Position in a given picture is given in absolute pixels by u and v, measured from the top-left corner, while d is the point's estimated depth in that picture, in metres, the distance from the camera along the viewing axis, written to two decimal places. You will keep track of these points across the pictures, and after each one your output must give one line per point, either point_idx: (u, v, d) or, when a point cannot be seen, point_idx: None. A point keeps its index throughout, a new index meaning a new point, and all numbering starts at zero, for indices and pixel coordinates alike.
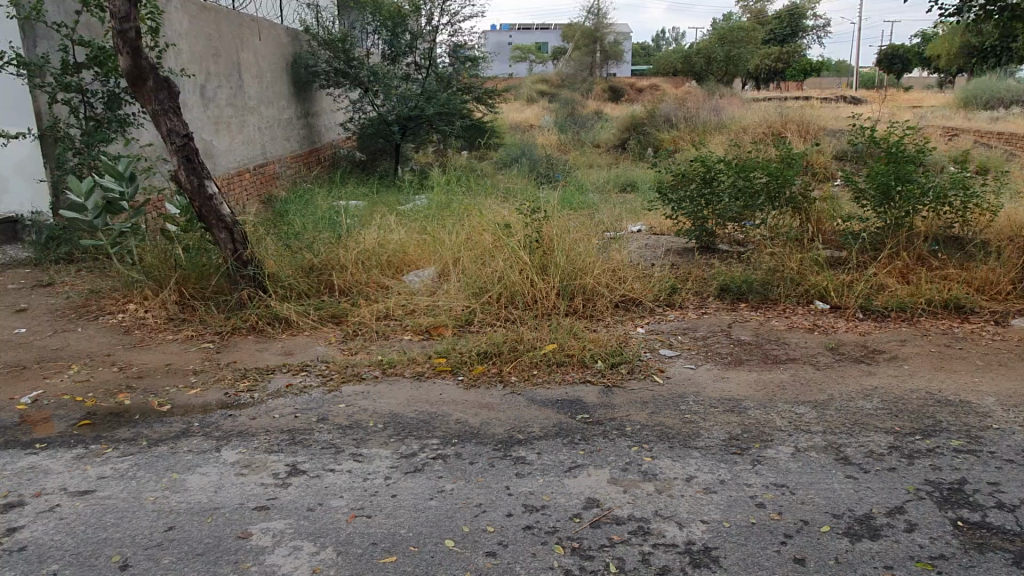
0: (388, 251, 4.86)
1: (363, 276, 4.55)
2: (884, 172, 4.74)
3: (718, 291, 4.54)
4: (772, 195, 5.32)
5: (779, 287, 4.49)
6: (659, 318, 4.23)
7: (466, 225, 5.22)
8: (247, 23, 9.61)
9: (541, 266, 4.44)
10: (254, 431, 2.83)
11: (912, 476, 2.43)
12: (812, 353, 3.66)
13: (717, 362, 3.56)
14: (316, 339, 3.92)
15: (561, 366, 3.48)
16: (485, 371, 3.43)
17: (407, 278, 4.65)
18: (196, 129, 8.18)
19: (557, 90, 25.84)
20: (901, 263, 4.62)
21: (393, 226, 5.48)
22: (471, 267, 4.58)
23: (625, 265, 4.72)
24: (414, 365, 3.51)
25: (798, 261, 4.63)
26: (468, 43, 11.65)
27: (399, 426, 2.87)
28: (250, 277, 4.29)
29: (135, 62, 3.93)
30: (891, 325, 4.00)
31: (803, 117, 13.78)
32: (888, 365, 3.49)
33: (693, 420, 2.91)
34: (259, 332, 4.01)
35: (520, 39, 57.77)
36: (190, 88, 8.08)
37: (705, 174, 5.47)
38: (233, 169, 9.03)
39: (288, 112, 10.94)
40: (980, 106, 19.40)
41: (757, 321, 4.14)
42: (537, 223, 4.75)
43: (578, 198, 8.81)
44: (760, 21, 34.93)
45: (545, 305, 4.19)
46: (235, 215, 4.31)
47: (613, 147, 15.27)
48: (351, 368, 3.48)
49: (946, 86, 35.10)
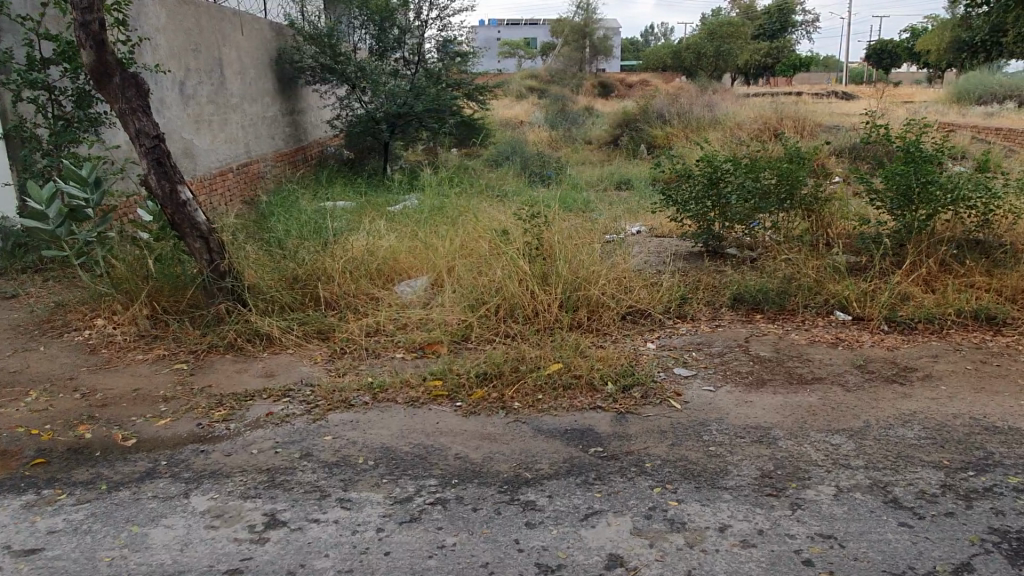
0: (378, 259, 4.56)
1: (351, 287, 4.24)
2: (902, 172, 4.47)
3: (731, 301, 4.26)
4: (783, 196, 5.05)
5: (795, 296, 4.21)
6: (669, 331, 3.95)
7: (461, 231, 4.92)
8: (228, 16, 9.25)
9: (542, 276, 4.14)
10: (228, 471, 2.51)
11: (974, 524, 2.16)
12: (839, 371, 3.38)
13: (738, 383, 3.27)
14: (300, 358, 3.61)
15: (568, 389, 3.19)
16: (485, 396, 3.13)
17: (399, 289, 4.35)
18: (175, 127, 7.84)
19: (545, 86, 25.60)
20: (924, 270, 4.35)
21: (382, 232, 5.17)
22: (466, 277, 4.28)
23: (630, 273, 4.44)
24: (408, 388, 3.20)
25: (815, 270, 4.35)
26: (458, 38, 11.36)
27: (393, 463, 2.57)
28: (228, 289, 3.95)
29: (99, 56, 3.62)
30: (919, 339, 3.73)
31: (799, 114, 13.53)
32: (924, 386, 3.21)
33: (720, 454, 2.62)
34: (238, 350, 3.69)
35: (508, 34, 57.38)
36: (169, 85, 7.73)
37: (712, 175, 5.20)
38: (215, 169, 8.68)
39: (272, 109, 10.59)
40: (973, 101, 19.26)
41: (776, 335, 3.86)
42: (537, 228, 4.46)
43: (574, 198, 8.51)
44: (750, 16, 34.78)
45: (548, 318, 3.90)
46: (211, 223, 3.97)
47: (605, 145, 14.99)
48: (339, 392, 3.17)
49: (935, 82, 35.09)
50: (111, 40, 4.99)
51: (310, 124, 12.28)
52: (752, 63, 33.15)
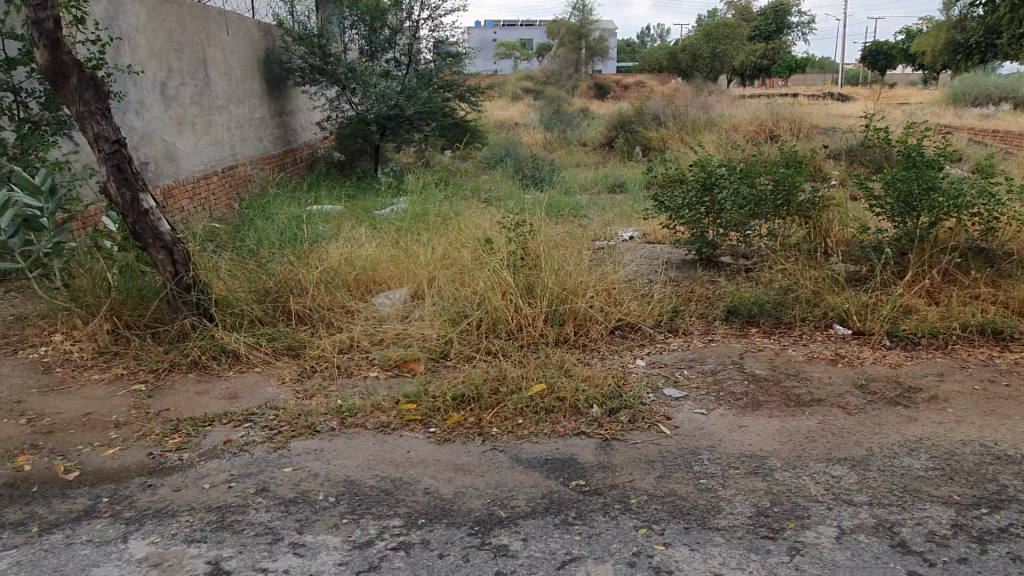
0: (356, 269, 4.35)
1: (325, 299, 4.02)
2: (903, 178, 4.28)
3: (725, 313, 4.06)
4: (780, 203, 4.84)
5: (792, 309, 4.01)
6: (660, 347, 3.74)
7: (444, 239, 4.71)
8: (213, 16, 9.02)
9: (526, 288, 3.94)
10: (175, 510, 2.30)
11: (991, 572, 1.95)
12: (840, 392, 3.18)
13: (732, 406, 3.06)
14: (267, 377, 3.39)
15: (550, 413, 2.98)
16: (462, 422, 2.92)
17: (376, 300, 4.14)
18: (156, 129, 7.61)
19: (541, 87, 25.41)
20: (927, 281, 4.15)
21: (363, 240, 4.97)
22: (447, 288, 4.07)
23: (620, 284, 4.24)
24: (378, 413, 2.99)
25: (813, 281, 4.15)
26: (450, 39, 11.16)
27: (354, 500, 2.35)
28: (193, 303, 3.73)
29: (55, 57, 3.40)
30: (923, 355, 3.53)
31: (795, 115, 13.36)
32: (930, 408, 3.00)
33: (712, 488, 2.41)
34: (202, 369, 3.47)
35: (504, 36, 57.26)
36: (149, 87, 7.51)
37: (706, 180, 5.01)
38: (198, 172, 8.46)
39: (260, 111, 10.37)
40: (968, 103, 19.11)
41: (773, 351, 3.65)
42: (522, 237, 4.26)
43: (566, 203, 8.31)
44: (745, 17, 34.70)
45: (532, 333, 3.69)
46: (176, 232, 3.75)
47: (600, 147, 14.81)
48: (304, 417, 2.95)
49: (930, 83, 35.05)
50: (70, 39, 4.75)
51: (300, 126, 12.06)
52: (748, 64, 33.09)
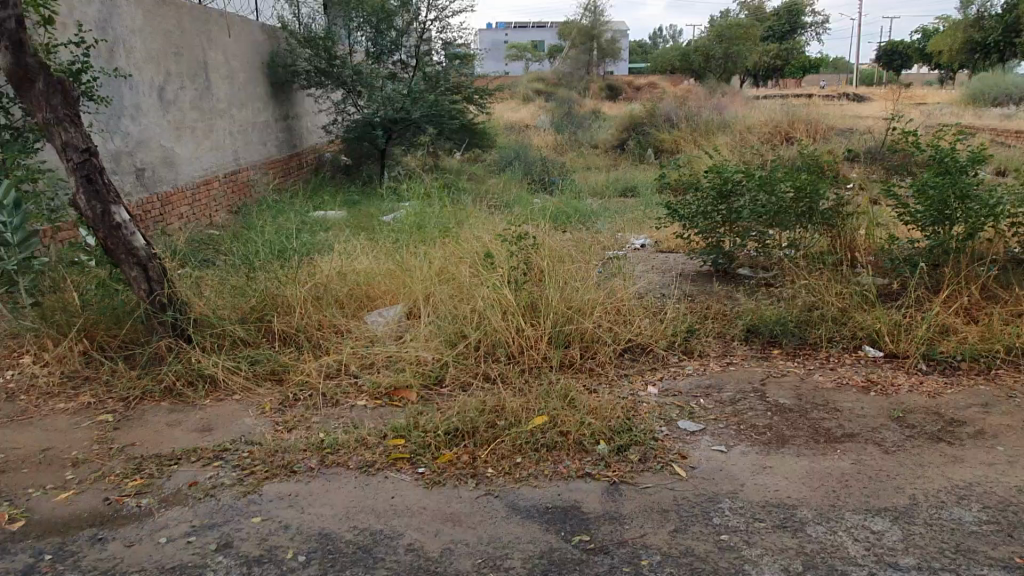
0: (348, 286, 4.09)
1: (314, 317, 3.76)
2: (936, 185, 3.97)
3: (744, 333, 3.76)
4: (803, 212, 4.54)
5: (817, 328, 3.70)
6: (674, 371, 3.44)
7: (442, 252, 4.43)
8: (214, 18, 8.79)
9: (529, 307, 3.65)
10: (124, 571, 2.03)
11: None
12: (875, 426, 2.87)
13: (755, 442, 2.76)
14: (246, 407, 3.12)
15: (550, 451, 2.69)
16: (454, 460, 2.63)
17: (368, 320, 3.87)
18: (154, 134, 7.39)
19: (552, 88, 25.16)
20: (964, 297, 3.82)
21: (358, 253, 4.71)
22: (444, 306, 3.79)
23: (630, 301, 3.95)
24: (363, 450, 2.71)
25: (839, 298, 3.84)
26: (459, 40, 10.89)
27: (327, 561, 2.07)
28: (169, 324, 3.46)
29: (19, 59, 3.13)
30: (964, 382, 3.21)
31: (811, 117, 13.01)
32: (978, 447, 2.68)
33: (734, 546, 2.11)
34: (176, 397, 3.20)
35: (515, 37, 57.20)
36: (146, 90, 7.28)
37: (722, 188, 4.71)
38: (198, 178, 8.23)
39: (264, 114, 10.14)
40: (987, 103, 18.66)
41: (798, 376, 3.35)
42: (525, 250, 3.97)
43: (575, 209, 8.02)
44: (758, 17, 34.39)
45: (534, 356, 3.40)
46: (151, 247, 3.47)
47: (611, 149, 14.51)
48: (281, 455, 2.67)
49: (946, 82, 34.60)
50: (42, 43, 4.48)
51: (305, 129, 11.83)
52: (761, 64, 32.72)
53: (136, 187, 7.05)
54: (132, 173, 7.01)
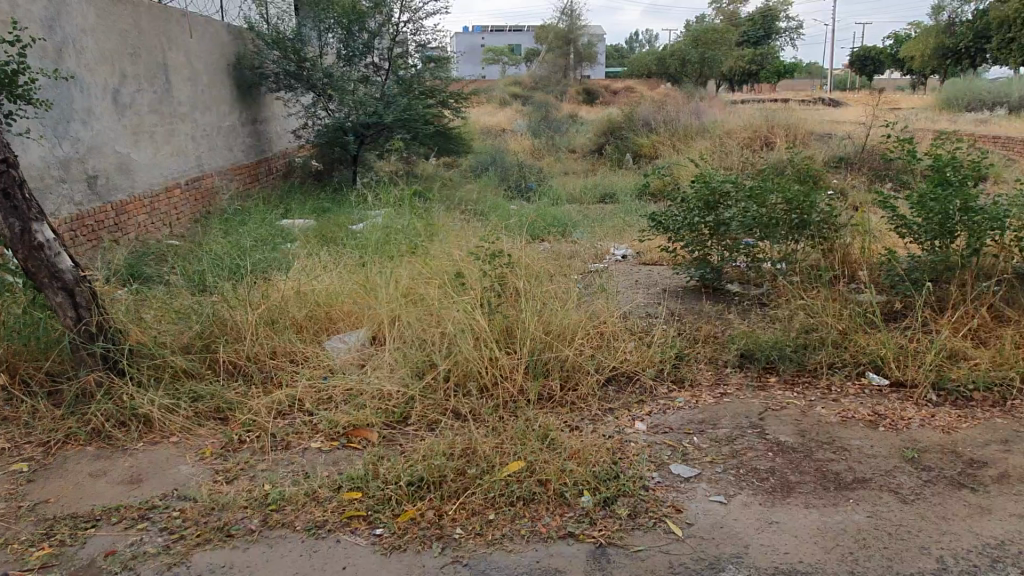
0: (307, 309, 3.74)
1: (267, 344, 3.40)
2: (937, 197, 3.71)
3: (738, 359, 3.47)
4: (795, 225, 4.27)
5: (817, 352, 3.42)
6: (663, 403, 3.13)
7: (410, 269, 4.10)
8: (175, 17, 8.37)
9: (502, 332, 3.33)
10: None
11: None
12: (888, 469, 2.58)
13: (758, 490, 2.46)
14: (184, 451, 2.76)
15: (528, 505, 2.36)
16: (417, 518, 2.29)
17: (327, 347, 3.53)
18: (107, 139, 6.96)
19: (529, 92, 24.95)
20: (971, 318, 3.55)
21: (321, 270, 4.36)
22: (411, 331, 3.46)
23: (614, 324, 3.64)
24: (313, 506, 2.36)
25: (838, 320, 3.56)
26: (433, 43, 10.55)
27: None
28: (101, 356, 3.08)
29: None
30: (980, 416, 2.94)
31: (790, 121, 12.86)
32: (1005, 495, 2.39)
33: None
34: (104, 440, 2.83)
35: (492, 41, 57.10)
36: (99, 93, 6.85)
37: (709, 199, 4.43)
38: (157, 186, 7.81)
39: (229, 118, 9.71)
40: (960, 108, 18.70)
41: (799, 408, 3.06)
42: (500, 269, 3.65)
43: (553, 217, 7.72)
44: (734, 22, 34.51)
45: (508, 389, 3.08)
46: (80, 269, 3.09)
47: (588, 154, 14.25)
48: (217, 514, 2.32)
49: (918, 87, 35.00)
50: None
51: (275, 134, 11.43)
52: (737, 69, 32.81)
53: (89, 195, 6.62)
54: (84, 181, 6.59)
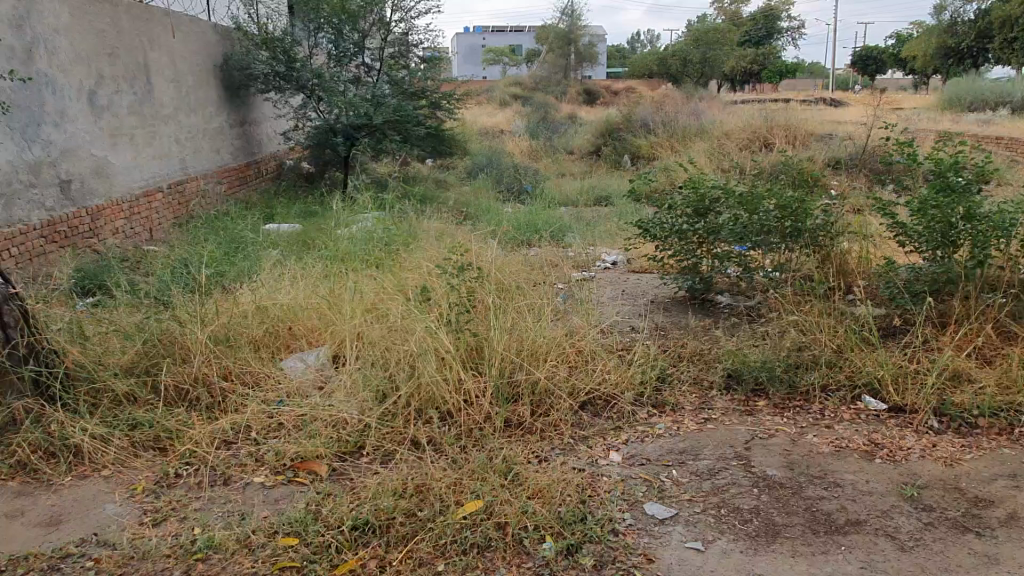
0: (267, 325, 3.50)
1: (217, 365, 3.16)
2: (939, 205, 3.47)
3: (725, 380, 3.23)
4: (789, 234, 4.03)
5: (809, 373, 3.18)
6: (641, 430, 2.89)
7: (379, 283, 3.86)
8: (157, 16, 8.12)
9: (469, 353, 3.09)
10: None
11: None
12: (886, 509, 2.33)
13: (740, 534, 2.21)
14: (114, 487, 2.53)
15: (482, 553, 2.13)
16: (357, 569, 2.06)
17: (286, 366, 3.29)
18: (82, 142, 6.71)
19: (528, 92, 24.72)
20: (976, 335, 3.31)
21: (289, 281, 4.13)
22: (373, 349, 3.22)
23: (593, 342, 3.41)
24: (243, 554, 2.12)
25: (833, 338, 3.32)
26: (425, 44, 10.31)
27: None
28: (32, 380, 2.84)
29: None
30: (985, 445, 2.70)
31: (790, 122, 12.61)
32: (1015, 542, 2.15)
33: None
34: (30, 474, 2.61)
35: (493, 41, 56.94)
36: (74, 95, 6.61)
37: (698, 206, 4.22)
38: (138, 189, 7.58)
39: (216, 120, 9.49)
40: (963, 109, 18.42)
41: (789, 436, 2.82)
42: (470, 283, 3.40)
43: (544, 221, 7.48)
44: (735, 22, 34.29)
45: (473, 416, 2.84)
46: (10, 286, 2.83)
47: (585, 156, 14.01)
48: (135, 566, 2.08)
49: (920, 87, 34.75)
50: None
51: (265, 136, 11.21)
52: (738, 69, 32.61)
53: (61, 201, 6.39)
54: (56, 186, 6.34)
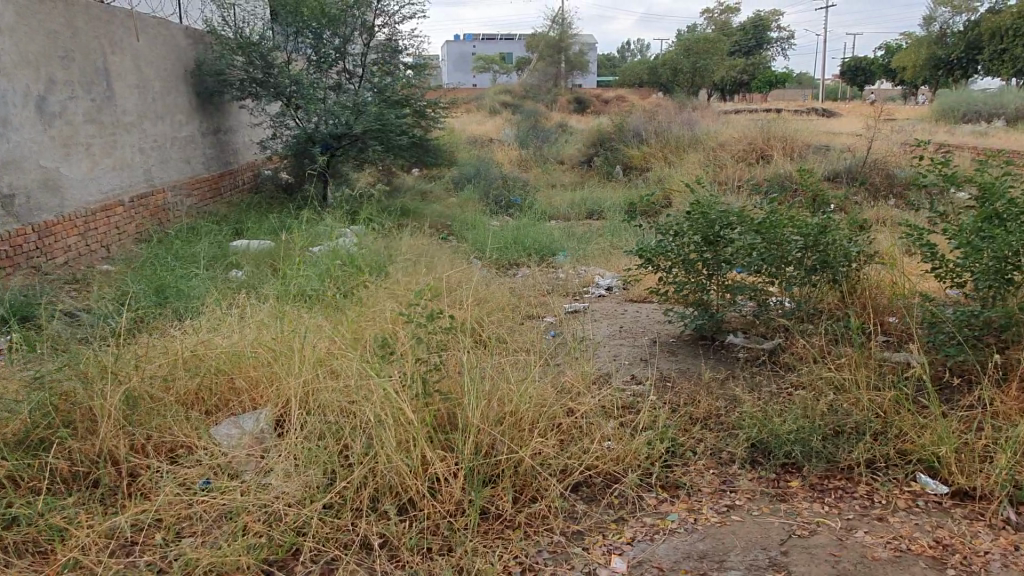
0: (198, 380, 2.92)
1: (130, 435, 2.58)
2: (993, 238, 2.92)
3: (748, 453, 2.68)
4: (813, 268, 3.48)
5: (850, 447, 2.63)
6: (649, 523, 2.33)
7: (337, 327, 3.29)
8: (119, 16, 7.51)
9: (437, 422, 2.53)
10: None
11: None
12: None
13: None
14: None
15: None
16: None
17: (217, 431, 2.71)
18: (29, 152, 6.09)
19: (517, 100, 24.20)
20: None
21: (233, 319, 3.54)
22: (321, 414, 2.64)
23: (588, 403, 2.84)
24: None
25: (876, 400, 2.78)
26: (407, 50, 9.72)
27: None
28: None
29: None
30: None
31: (788, 132, 12.13)
32: None
33: None
34: None
35: (484, 49, 56.70)
36: (20, 101, 5.99)
37: (708, 232, 3.60)
38: (94, 203, 6.97)
39: (185, 128, 8.88)
40: (956, 119, 18.06)
41: (835, 533, 2.26)
42: (440, 332, 2.83)
43: (532, 238, 6.93)
44: (727, 31, 34.01)
45: (440, 507, 2.28)
46: None
47: (576, 166, 13.50)
48: None
49: (909, 98, 34.53)
50: None
51: (239, 144, 10.62)
52: (729, 79, 32.25)
53: (3, 217, 5.77)
54: None
